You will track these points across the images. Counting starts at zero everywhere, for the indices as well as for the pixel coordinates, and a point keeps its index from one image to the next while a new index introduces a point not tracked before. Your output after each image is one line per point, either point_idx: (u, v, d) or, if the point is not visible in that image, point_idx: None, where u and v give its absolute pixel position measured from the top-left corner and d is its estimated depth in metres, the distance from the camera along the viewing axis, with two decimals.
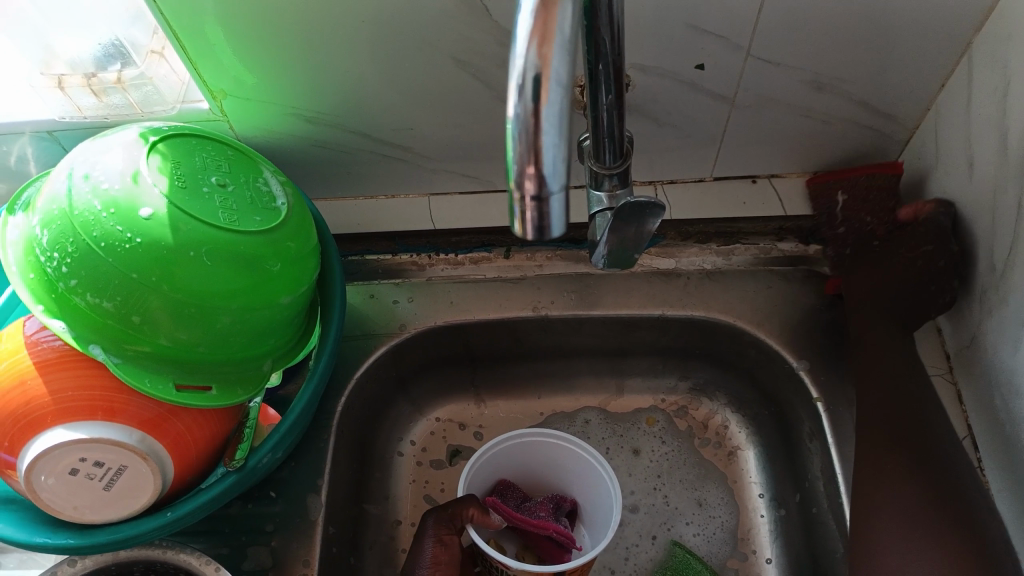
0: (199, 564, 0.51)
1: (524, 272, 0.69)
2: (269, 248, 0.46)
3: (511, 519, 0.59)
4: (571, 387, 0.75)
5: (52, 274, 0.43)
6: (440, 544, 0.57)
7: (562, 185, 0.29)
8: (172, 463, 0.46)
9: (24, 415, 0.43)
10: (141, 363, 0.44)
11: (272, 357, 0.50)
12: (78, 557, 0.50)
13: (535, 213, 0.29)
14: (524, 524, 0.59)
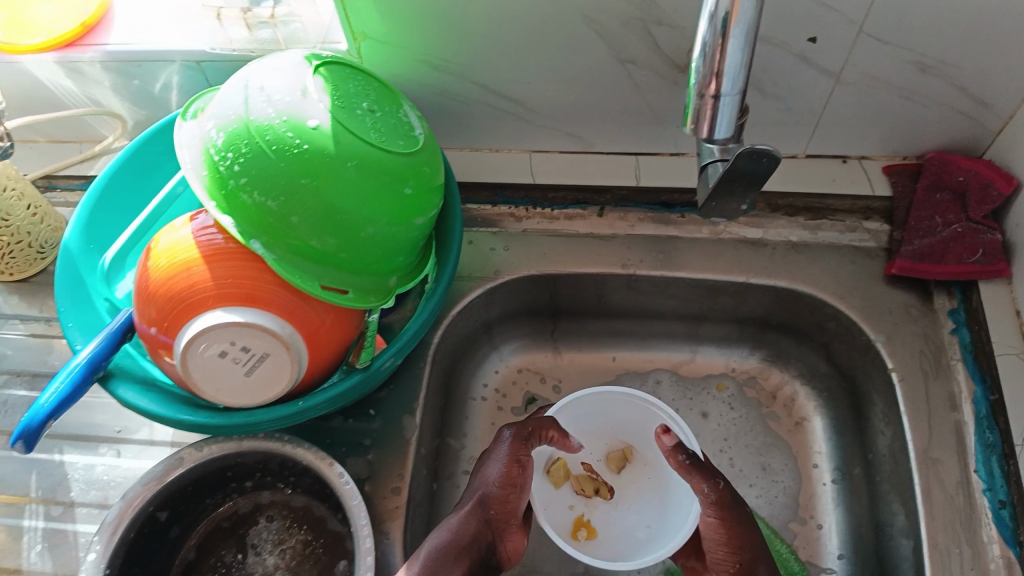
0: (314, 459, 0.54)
1: (616, 230, 0.72)
2: (410, 169, 0.51)
3: (919, 269, 0.67)
4: (645, 346, 0.78)
5: (224, 173, 0.47)
6: (517, 466, 0.60)
7: (735, 92, 0.39)
8: (307, 358, 0.50)
9: (186, 297, 0.47)
10: (292, 259, 0.48)
11: (397, 274, 0.54)
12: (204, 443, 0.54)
13: (710, 111, 0.39)
14: (938, 270, 0.66)
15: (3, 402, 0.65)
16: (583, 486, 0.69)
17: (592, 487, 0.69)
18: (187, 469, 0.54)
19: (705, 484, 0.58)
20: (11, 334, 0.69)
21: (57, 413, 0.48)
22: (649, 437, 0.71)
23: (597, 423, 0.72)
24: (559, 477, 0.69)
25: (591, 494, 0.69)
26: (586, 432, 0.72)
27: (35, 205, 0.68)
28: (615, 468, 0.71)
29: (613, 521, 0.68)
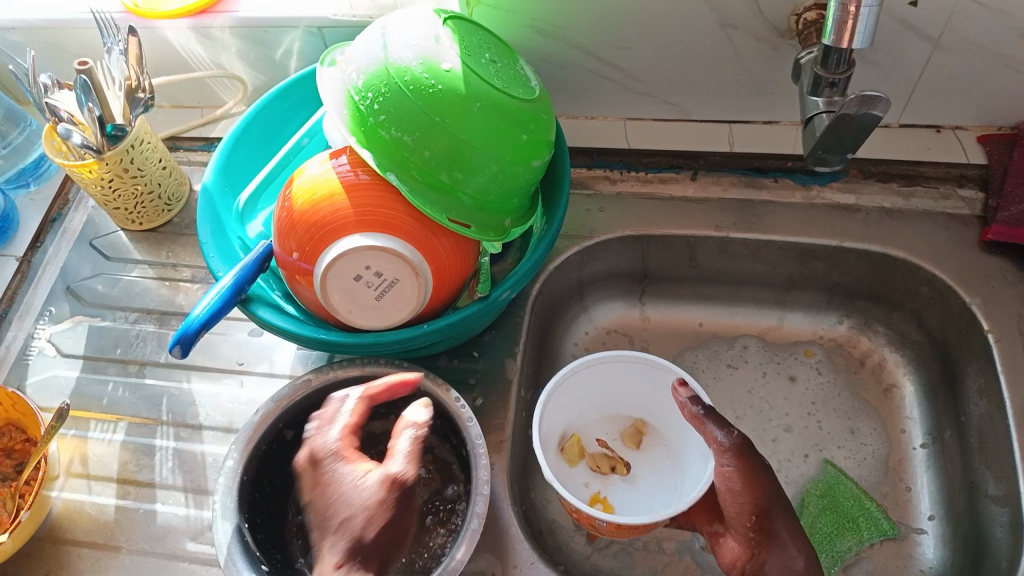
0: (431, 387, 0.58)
1: (709, 194, 0.74)
2: (531, 115, 0.54)
3: (1016, 235, 0.67)
4: (732, 311, 0.79)
5: (364, 112, 0.52)
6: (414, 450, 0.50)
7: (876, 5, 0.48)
8: (432, 286, 0.54)
9: (328, 224, 0.52)
10: (423, 192, 0.52)
11: (512, 216, 0.57)
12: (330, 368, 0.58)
13: (853, 23, 0.49)
14: None
15: (136, 336, 0.71)
16: (598, 464, 0.66)
17: (607, 463, 0.66)
18: (315, 391, 0.58)
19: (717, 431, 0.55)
20: (138, 277, 0.74)
21: (209, 324, 0.52)
22: (659, 409, 0.68)
23: (603, 399, 0.69)
24: (573, 454, 0.66)
25: (608, 471, 0.66)
26: (597, 408, 0.69)
27: (165, 158, 0.73)
28: (632, 445, 0.68)
29: (630, 498, 0.65)
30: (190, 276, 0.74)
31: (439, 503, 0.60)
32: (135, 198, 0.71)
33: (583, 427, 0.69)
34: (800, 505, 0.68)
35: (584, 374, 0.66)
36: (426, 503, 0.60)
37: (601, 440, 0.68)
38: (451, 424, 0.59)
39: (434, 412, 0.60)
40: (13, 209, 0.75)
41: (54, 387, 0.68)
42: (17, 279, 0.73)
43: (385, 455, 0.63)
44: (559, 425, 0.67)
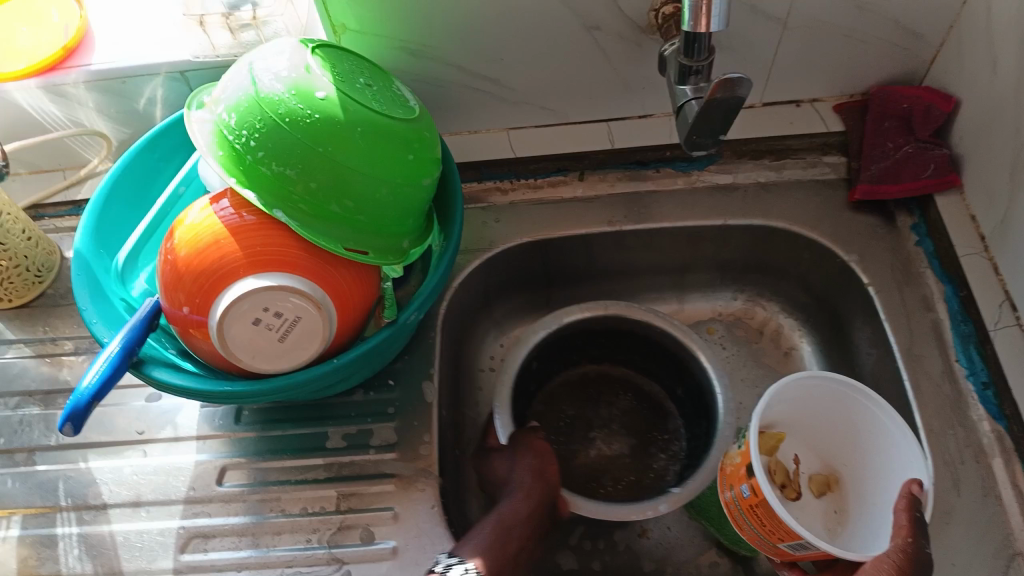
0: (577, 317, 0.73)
1: (598, 192, 0.76)
2: (414, 133, 0.54)
3: (877, 190, 0.72)
4: (635, 301, 0.81)
5: (240, 150, 0.50)
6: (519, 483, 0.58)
7: None
8: (336, 318, 0.53)
9: (218, 269, 0.50)
10: (314, 224, 0.51)
11: (409, 237, 0.57)
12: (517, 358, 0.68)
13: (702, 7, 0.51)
14: (892, 189, 0.72)
15: (19, 421, 0.65)
16: (776, 475, 0.60)
17: (781, 479, 0.60)
18: (574, 322, 0.73)
19: (906, 544, 0.48)
20: (13, 358, 0.69)
21: (100, 394, 0.49)
22: (860, 468, 0.59)
23: (832, 418, 0.60)
24: (769, 449, 0.59)
25: (776, 485, 0.60)
26: (839, 437, 0.60)
27: (29, 229, 0.68)
28: (818, 487, 0.61)
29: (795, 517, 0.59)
30: (73, 347, 0.69)
31: (658, 432, 0.76)
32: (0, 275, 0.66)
33: (789, 440, 0.62)
34: None
35: (803, 386, 0.57)
36: (645, 431, 0.76)
37: (799, 459, 0.62)
38: (672, 369, 0.75)
39: (646, 361, 0.77)
40: None
41: None
42: None
43: (603, 392, 0.78)
44: (776, 419, 0.60)
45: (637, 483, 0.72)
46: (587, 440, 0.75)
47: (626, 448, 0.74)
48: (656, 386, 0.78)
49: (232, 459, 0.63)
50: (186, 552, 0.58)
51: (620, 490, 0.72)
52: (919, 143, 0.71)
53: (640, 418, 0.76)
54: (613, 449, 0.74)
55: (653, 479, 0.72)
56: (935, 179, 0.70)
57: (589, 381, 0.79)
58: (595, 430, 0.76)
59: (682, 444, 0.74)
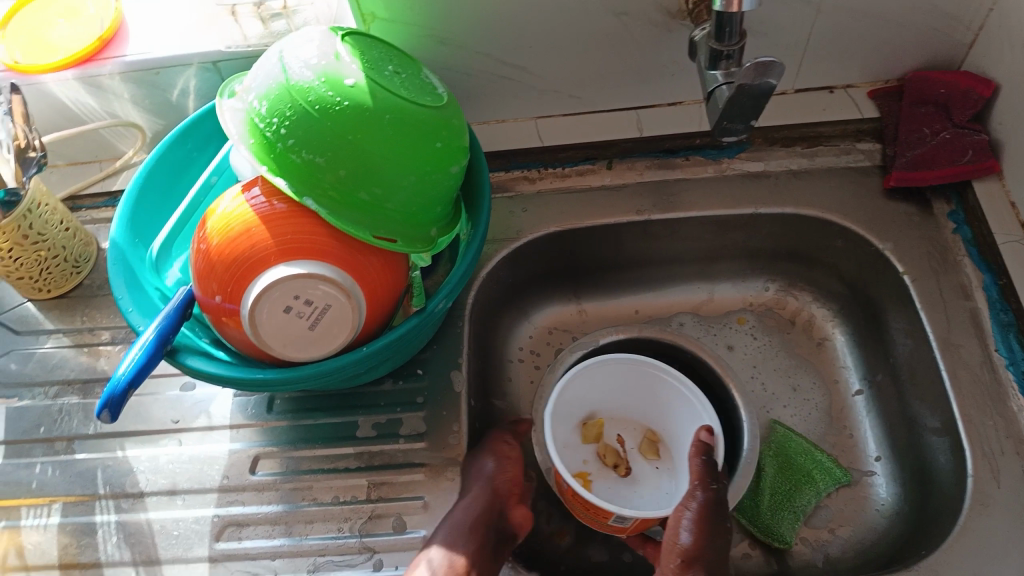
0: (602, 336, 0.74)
1: (627, 180, 0.76)
2: (442, 121, 0.53)
3: (914, 177, 0.70)
4: (665, 292, 0.80)
5: (271, 138, 0.50)
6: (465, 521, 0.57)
7: None
8: (365, 305, 0.53)
9: (249, 257, 0.50)
10: (343, 212, 0.51)
11: (436, 225, 0.57)
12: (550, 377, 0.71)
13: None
14: (930, 176, 0.70)
15: (58, 410, 0.67)
16: (604, 454, 0.69)
17: (614, 459, 0.69)
18: (609, 341, 0.74)
19: (697, 493, 0.59)
20: (52, 348, 0.70)
21: (136, 382, 0.49)
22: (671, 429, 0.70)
23: (640, 405, 0.72)
24: (592, 433, 0.70)
25: (608, 464, 0.69)
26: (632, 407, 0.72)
27: (65, 219, 0.69)
28: (648, 455, 0.70)
29: (612, 491, 0.67)
30: (109, 337, 0.70)
31: None
32: (39, 265, 0.67)
33: (610, 421, 0.72)
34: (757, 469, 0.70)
35: (603, 371, 0.69)
36: None
37: (622, 438, 0.71)
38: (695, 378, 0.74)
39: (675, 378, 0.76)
40: None
41: None
42: None
43: None
44: (587, 406, 0.71)
45: None
46: None
47: None
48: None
49: (264, 447, 0.63)
50: (220, 541, 0.59)
51: None
52: (957, 129, 0.70)
53: None
54: None
55: None
56: (976, 163, 0.69)
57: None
58: None
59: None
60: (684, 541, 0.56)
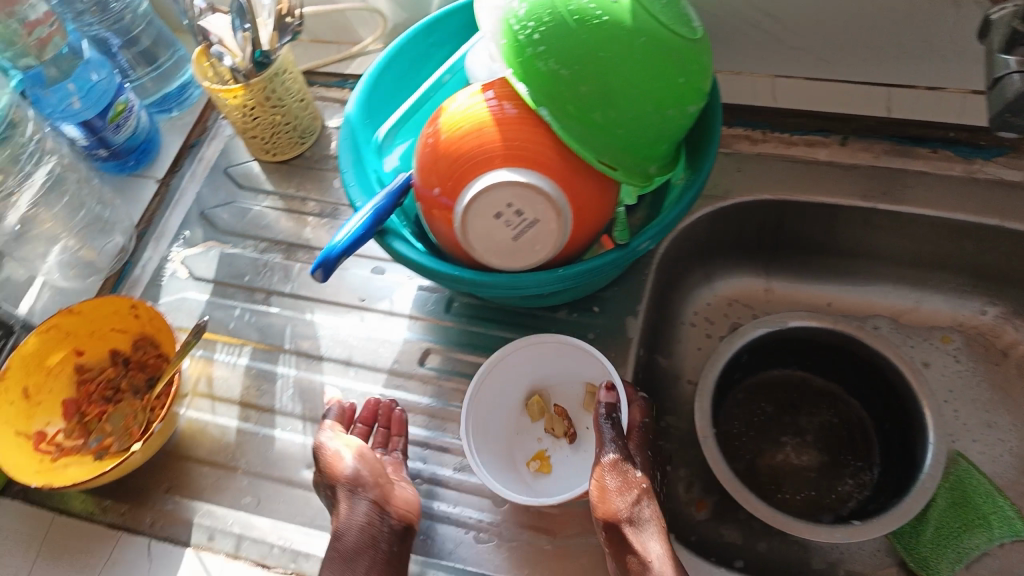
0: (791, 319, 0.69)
1: (859, 161, 0.69)
2: (693, 55, 0.51)
3: None
4: (864, 290, 0.75)
5: (523, 42, 0.50)
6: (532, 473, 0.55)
7: None
8: (571, 229, 0.52)
9: (475, 156, 0.51)
10: (573, 129, 0.50)
11: (657, 163, 0.55)
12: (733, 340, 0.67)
13: None
14: None
15: (263, 264, 0.72)
16: (553, 426, 0.62)
17: (562, 429, 0.61)
18: (798, 325, 0.68)
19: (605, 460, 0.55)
20: (267, 208, 0.75)
21: (349, 251, 0.52)
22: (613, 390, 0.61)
23: (569, 368, 0.62)
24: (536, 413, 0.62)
25: (561, 435, 0.61)
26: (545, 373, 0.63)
27: (302, 93, 0.73)
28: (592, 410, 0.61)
29: (574, 466, 0.60)
30: (317, 209, 0.75)
31: (853, 457, 0.69)
32: (272, 128, 0.72)
33: (552, 388, 0.64)
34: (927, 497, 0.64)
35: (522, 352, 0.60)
36: (840, 451, 0.69)
37: (560, 406, 0.62)
38: (877, 387, 0.68)
39: (860, 382, 0.69)
40: (156, 132, 0.79)
41: (185, 309, 0.70)
42: (155, 201, 0.76)
43: (804, 400, 0.72)
44: (523, 382, 0.63)
45: (815, 501, 0.66)
46: (778, 443, 0.70)
47: (818, 462, 0.68)
48: (865, 411, 0.70)
49: (435, 343, 0.66)
50: None
51: (798, 502, 0.66)
52: None
53: (840, 437, 0.70)
54: (801, 460, 0.68)
55: (833, 502, 0.66)
56: None
57: (789, 386, 0.73)
58: (787, 435, 0.70)
59: (874, 478, 0.67)
60: (616, 505, 0.52)
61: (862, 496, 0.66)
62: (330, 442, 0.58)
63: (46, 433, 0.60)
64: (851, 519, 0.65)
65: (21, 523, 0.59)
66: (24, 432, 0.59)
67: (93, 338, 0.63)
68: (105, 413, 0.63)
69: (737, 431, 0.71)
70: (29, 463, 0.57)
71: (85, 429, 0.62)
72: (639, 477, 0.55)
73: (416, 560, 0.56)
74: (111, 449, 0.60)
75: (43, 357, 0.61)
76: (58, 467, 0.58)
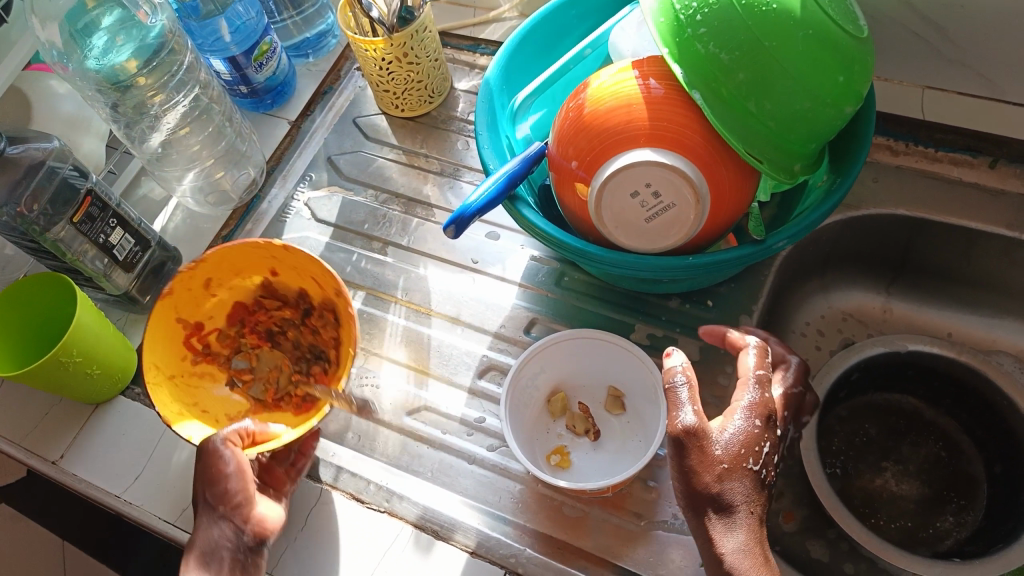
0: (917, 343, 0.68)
1: (1006, 186, 0.66)
2: (858, 51, 0.49)
3: None
4: (992, 324, 0.71)
5: (683, 21, 0.49)
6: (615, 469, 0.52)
7: None
8: (706, 217, 0.52)
9: (620, 132, 0.50)
10: (726, 117, 0.49)
11: (803, 162, 0.53)
12: (836, 361, 0.67)
13: None
14: None
15: (382, 215, 0.74)
16: (574, 424, 0.60)
17: (583, 427, 0.60)
18: (917, 349, 0.68)
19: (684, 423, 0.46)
20: (390, 160, 0.77)
21: (482, 212, 0.53)
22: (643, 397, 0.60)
23: (607, 367, 0.62)
24: (559, 409, 0.61)
25: (580, 433, 0.60)
26: (581, 371, 0.63)
27: (437, 53, 0.74)
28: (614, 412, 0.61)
29: (592, 464, 0.59)
30: (439, 168, 0.76)
31: (956, 494, 0.66)
32: (405, 84, 0.74)
33: (575, 386, 0.63)
34: None
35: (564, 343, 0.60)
36: (944, 487, 0.66)
37: (584, 404, 0.61)
38: (991, 425, 0.65)
39: (975, 420, 0.67)
40: (293, 76, 0.81)
41: (305, 247, 0.73)
42: (286, 140, 0.79)
43: (909, 428, 0.69)
44: (551, 378, 0.62)
45: (910, 533, 0.64)
46: (878, 467, 0.68)
47: (917, 494, 0.66)
48: (975, 450, 0.67)
49: (542, 314, 0.66)
50: (483, 379, 0.63)
51: (890, 530, 0.65)
52: None
53: (945, 471, 0.67)
54: (900, 489, 0.66)
55: (930, 537, 0.64)
56: None
57: (900, 413, 0.70)
58: (888, 460, 0.68)
59: (977, 520, 0.64)
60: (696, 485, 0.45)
61: (960, 535, 0.64)
62: (220, 447, 0.50)
63: (209, 329, 0.65)
64: (948, 556, 0.63)
65: (137, 425, 0.63)
66: (189, 321, 0.63)
67: (294, 277, 0.63)
68: (259, 348, 0.67)
69: (837, 448, 0.69)
70: (179, 354, 0.62)
71: (237, 346, 0.67)
72: (725, 453, 0.46)
73: (504, 519, 0.57)
74: (239, 385, 0.65)
75: (238, 270, 0.64)
76: (195, 373, 0.63)
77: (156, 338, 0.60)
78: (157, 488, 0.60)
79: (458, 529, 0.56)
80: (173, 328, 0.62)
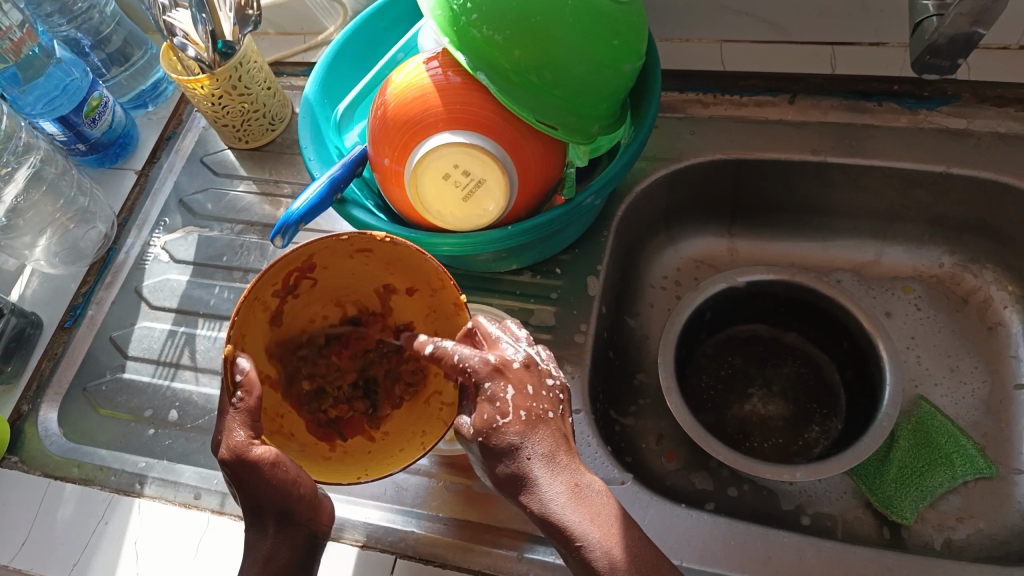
0: (765, 274, 0.71)
1: (808, 118, 0.72)
2: (624, 14, 0.53)
3: None
4: (826, 245, 0.76)
5: (457, 11, 0.52)
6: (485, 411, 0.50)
7: None
8: (517, 186, 0.55)
9: (421, 120, 0.53)
10: (513, 90, 0.52)
11: (599, 122, 0.57)
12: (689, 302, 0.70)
13: None
14: None
15: (240, 245, 0.75)
16: None
17: None
18: (756, 280, 0.71)
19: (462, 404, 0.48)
20: (243, 192, 0.78)
21: (307, 217, 0.55)
22: None
23: None
24: None
25: None
26: None
27: (268, 80, 0.76)
28: None
29: None
30: (291, 192, 0.78)
31: (819, 406, 0.71)
32: (242, 116, 0.75)
33: None
34: (890, 439, 0.66)
35: None
36: (807, 402, 0.71)
37: None
38: (836, 335, 0.70)
39: (823, 334, 0.72)
40: (133, 126, 0.82)
41: (167, 289, 0.73)
42: (136, 191, 0.79)
43: (771, 354, 0.74)
44: None
45: (784, 448, 0.68)
46: (746, 394, 0.72)
47: (785, 412, 0.70)
48: (830, 361, 0.72)
49: None
50: None
51: (766, 450, 0.68)
52: None
53: (806, 388, 0.72)
54: (769, 410, 0.70)
55: (801, 448, 0.68)
56: None
57: (760, 342, 0.75)
58: (754, 387, 0.72)
59: (839, 425, 0.69)
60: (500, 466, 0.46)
61: (827, 442, 0.68)
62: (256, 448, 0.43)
63: (311, 280, 0.54)
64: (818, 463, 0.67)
65: (18, 493, 0.63)
66: (313, 262, 0.51)
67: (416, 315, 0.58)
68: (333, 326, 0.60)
69: (707, 385, 0.73)
70: (276, 282, 0.50)
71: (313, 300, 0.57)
72: (494, 416, 0.46)
73: (395, 510, 0.59)
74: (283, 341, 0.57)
75: (391, 269, 0.54)
76: (266, 304, 0.51)
77: (281, 265, 0.48)
78: (43, 551, 0.59)
79: (344, 527, 0.58)
80: (296, 262, 0.49)
